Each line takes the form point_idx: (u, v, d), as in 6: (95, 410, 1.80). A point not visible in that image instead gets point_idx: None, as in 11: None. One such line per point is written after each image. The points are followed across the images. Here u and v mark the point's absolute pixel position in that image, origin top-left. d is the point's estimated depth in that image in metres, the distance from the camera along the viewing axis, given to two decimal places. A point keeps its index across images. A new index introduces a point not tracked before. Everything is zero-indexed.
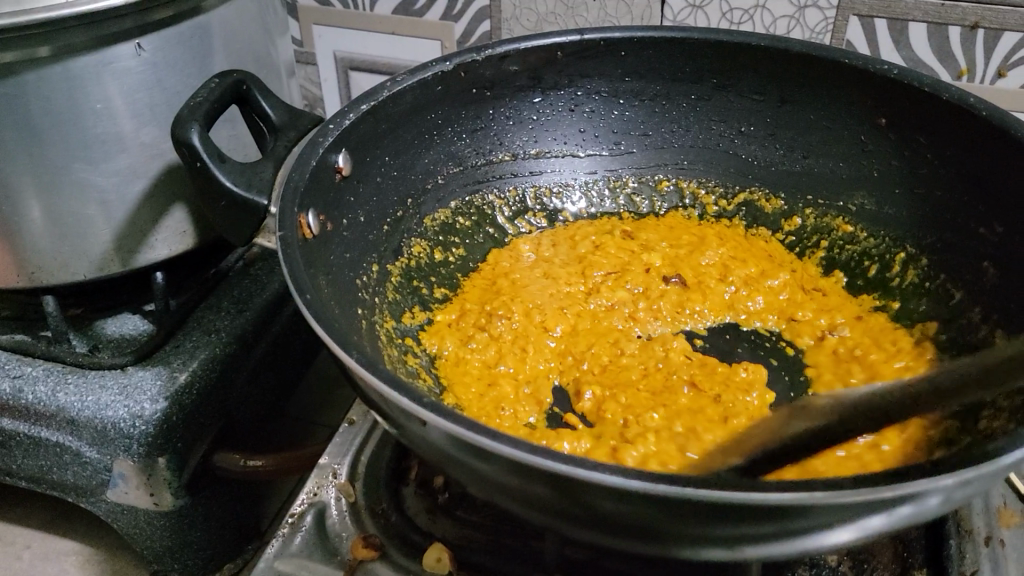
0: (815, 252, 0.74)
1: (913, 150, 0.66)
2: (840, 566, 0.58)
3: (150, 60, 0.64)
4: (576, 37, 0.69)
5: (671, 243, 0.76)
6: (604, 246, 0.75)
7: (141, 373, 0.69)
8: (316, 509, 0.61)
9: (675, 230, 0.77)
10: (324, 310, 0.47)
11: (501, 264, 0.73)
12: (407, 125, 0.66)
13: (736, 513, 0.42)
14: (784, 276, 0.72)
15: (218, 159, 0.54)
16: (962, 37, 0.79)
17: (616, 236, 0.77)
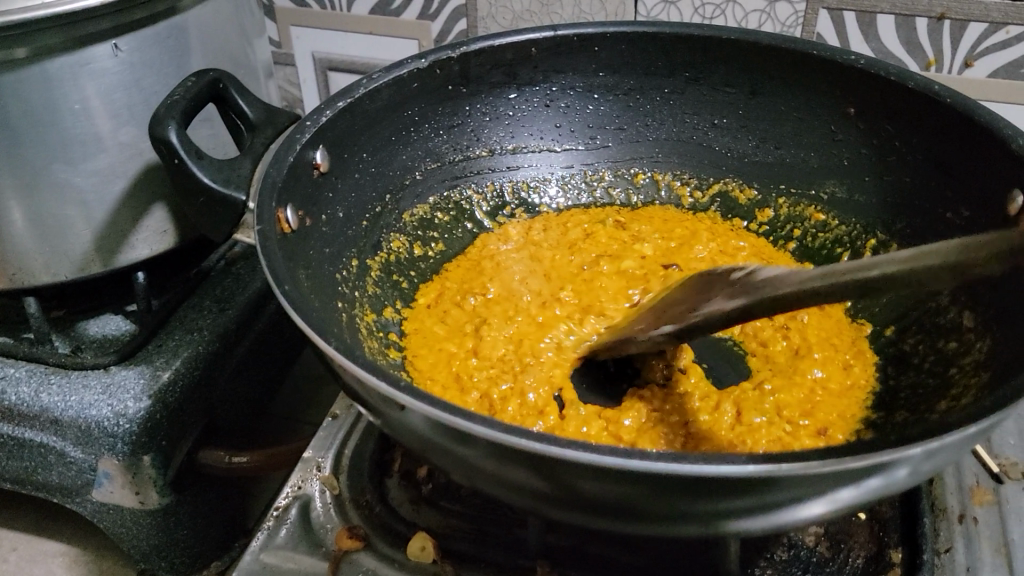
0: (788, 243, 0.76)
1: (882, 138, 0.68)
2: (818, 547, 0.60)
3: (127, 61, 0.65)
4: (549, 33, 0.70)
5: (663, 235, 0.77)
6: (588, 235, 0.77)
7: (124, 372, 0.69)
8: (300, 502, 0.61)
9: (655, 221, 0.79)
10: (303, 300, 0.48)
11: (489, 248, 0.75)
12: (384, 121, 0.67)
13: (710, 487, 0.44)
14: None
15: (196, 156, 0.55)
16: (929, 28, 0.80)
17: (608, 225, 0.78)
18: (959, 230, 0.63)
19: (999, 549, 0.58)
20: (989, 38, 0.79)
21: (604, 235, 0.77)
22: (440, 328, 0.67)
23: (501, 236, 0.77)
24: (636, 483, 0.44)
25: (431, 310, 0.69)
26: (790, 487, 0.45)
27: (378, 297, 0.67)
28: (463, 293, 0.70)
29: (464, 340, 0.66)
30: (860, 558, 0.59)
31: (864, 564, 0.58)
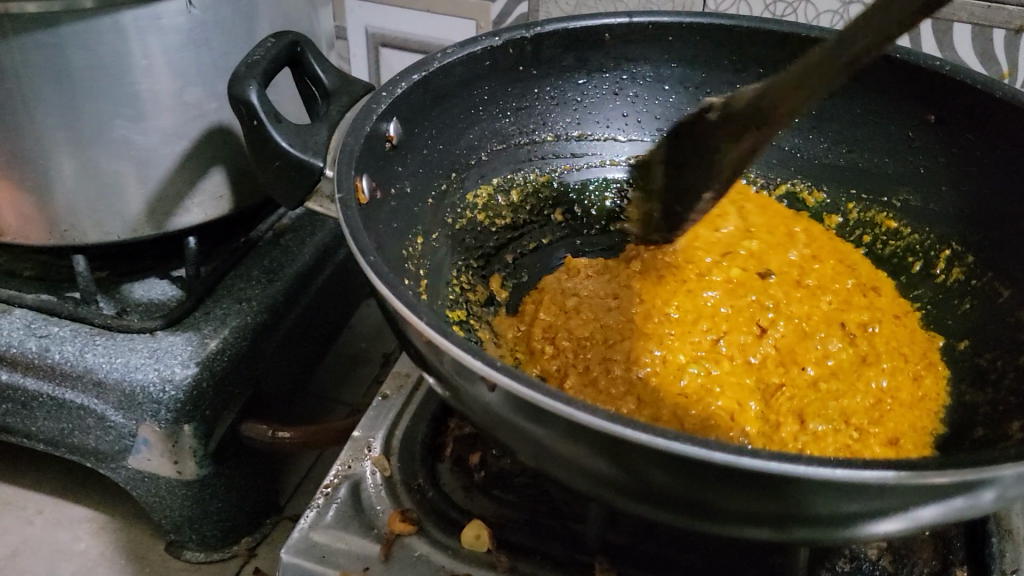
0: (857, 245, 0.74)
1: (962, 147, 0.66)
2: (881, 560, 0.58)
3: (198, 19, 0.63)
4: (625, 19, 0.68)
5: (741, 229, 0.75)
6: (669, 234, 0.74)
7: (171, 338, 0.68)
8: (351, 482, 0.60)
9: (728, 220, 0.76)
10: (387, 272, 0.46)
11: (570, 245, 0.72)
12: (455, 97, 0.65)
13: (798, 490, 0.43)
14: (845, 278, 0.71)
15: (274, 119, 0.53)
16: (1006, 40, 0.79)
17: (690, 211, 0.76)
18: None
19: None
20: None
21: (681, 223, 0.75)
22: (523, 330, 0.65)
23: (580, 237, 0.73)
24: (726, 480, 0.43)
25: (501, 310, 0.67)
26: (883, 497, 0.43)
27: (438, 277, 0.66)
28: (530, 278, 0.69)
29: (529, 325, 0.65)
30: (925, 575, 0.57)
31: None
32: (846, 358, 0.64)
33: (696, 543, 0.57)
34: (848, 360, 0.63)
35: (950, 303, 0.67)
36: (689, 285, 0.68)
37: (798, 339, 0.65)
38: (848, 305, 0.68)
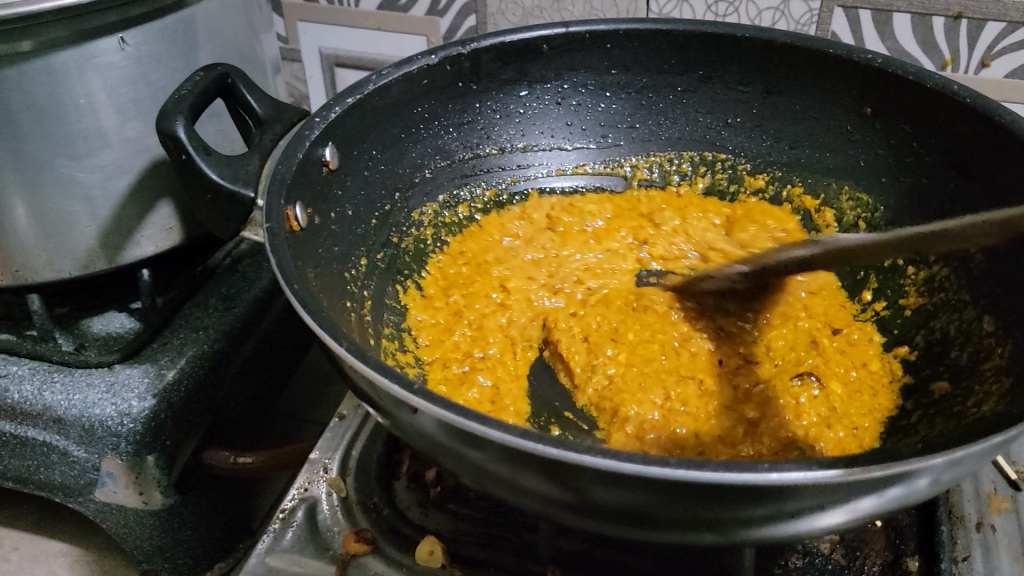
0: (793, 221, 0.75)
1: (900, 139, 0.66)
2: (833, 554, 0.58)
3: (134, 55, 0.64)
4: (561, 29, 0.68)
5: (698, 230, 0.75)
6: (640, 233, 0.75)
7: (128, 371, 0.68)
8: (307, 505, 0.60)
9: (691, 219, 0.77)
10: (312, 300, 0.46)
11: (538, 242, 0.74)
12: (393, 118, 0.66)
13: (724, 493, 0.43)
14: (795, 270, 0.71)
15: (204, 152, 0.54)
16: (946, 27, 0.79)
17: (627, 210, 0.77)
18: None
19: (1017, 557, 0.57)
20: (1007, 38, 0.78)
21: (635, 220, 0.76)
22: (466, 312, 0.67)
23: (555, 238, 0.75)
24: (652, 490, 0.43)
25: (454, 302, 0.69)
26: (812, 494, 0.43)
27: (391, 298, 0.66)
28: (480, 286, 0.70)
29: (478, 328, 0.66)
30: (876, 566, 0.57)
31: (880, 572, 0.57)
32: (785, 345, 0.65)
33: (648, 547, 0.58)
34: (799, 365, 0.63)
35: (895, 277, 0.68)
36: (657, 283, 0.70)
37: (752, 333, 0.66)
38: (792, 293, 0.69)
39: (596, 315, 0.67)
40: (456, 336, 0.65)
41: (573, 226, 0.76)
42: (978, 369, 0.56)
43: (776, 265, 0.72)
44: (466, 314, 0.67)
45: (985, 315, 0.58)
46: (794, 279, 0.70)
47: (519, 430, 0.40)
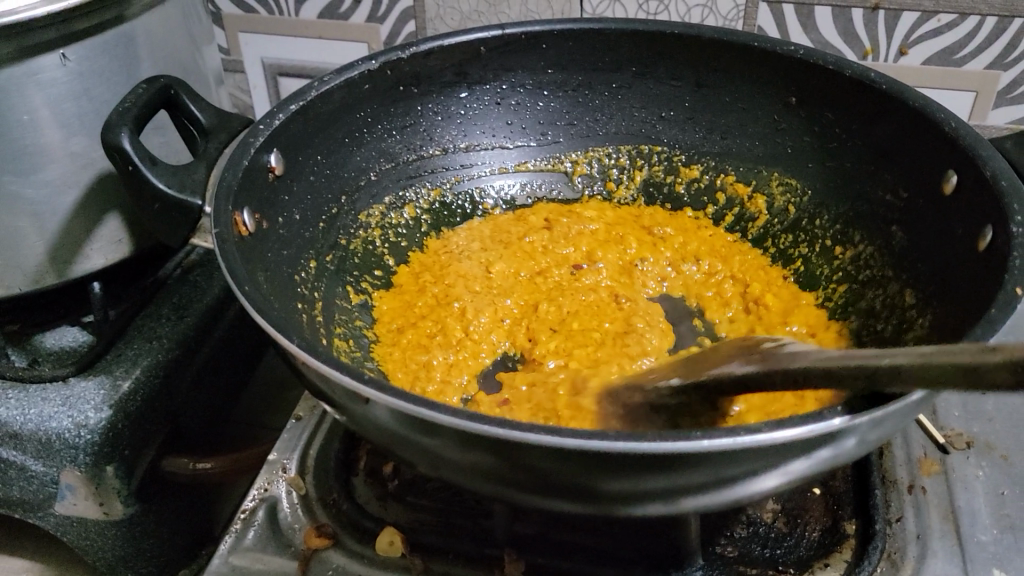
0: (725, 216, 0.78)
1: (823, 126, 0.69)
2: (775, 523, 0.61)
3: (75, 70, 0.64)
4: (498, 32, 0.70)
5: (673, 228, 0.77)
6: (610, 230, 0.77)
7: (83, 384, 0.69)
8: (267, 504, 0.62)
9: (651, 214, 0.79)
10: (263, 300, 0.48)
11: (506, 233, 0.77)
12: (336, 123, 0.67)
13: (666, 463, 0.45)
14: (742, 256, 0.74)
15: (149, 162, 0.55)
16: (865, 18, 0.83)
17: (570, 212, 0.79)
18: (899, 211, 0.64)
19: (947, 515, 0.60)
20: (922, 26, 0.82)
21: (591, 212, 0.79)
22: (427, 291, 0.70)
23: (526, 229, 0.77)
24: (601, 465, 0.45)
25: (409, 298, 0.70)
26: (749, 459, 0.46)
27: (342, 299, 0.67)
28: (435, 283, 0.71)
29: (437, 318, 0.67)
30: (816, 531, 0.60)
31: (819, 537, 0.60)
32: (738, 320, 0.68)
33: (599, 525, 0.60)
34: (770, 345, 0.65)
35: (825, 255, 0.71)
36: (610, 270, 0.73)
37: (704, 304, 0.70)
38: (742, 276, 0.72)
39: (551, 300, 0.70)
40: (413, 327, 0.66)
41: (544, 219, 0.79)
42: (902, 339, 0.59)
43: (738, 254, 0.75)
44: (445, 313, 0.68)
45: (907, 288, 0.61)
46: (752, 265, 0.73)
47: (467, 413, 0.42)
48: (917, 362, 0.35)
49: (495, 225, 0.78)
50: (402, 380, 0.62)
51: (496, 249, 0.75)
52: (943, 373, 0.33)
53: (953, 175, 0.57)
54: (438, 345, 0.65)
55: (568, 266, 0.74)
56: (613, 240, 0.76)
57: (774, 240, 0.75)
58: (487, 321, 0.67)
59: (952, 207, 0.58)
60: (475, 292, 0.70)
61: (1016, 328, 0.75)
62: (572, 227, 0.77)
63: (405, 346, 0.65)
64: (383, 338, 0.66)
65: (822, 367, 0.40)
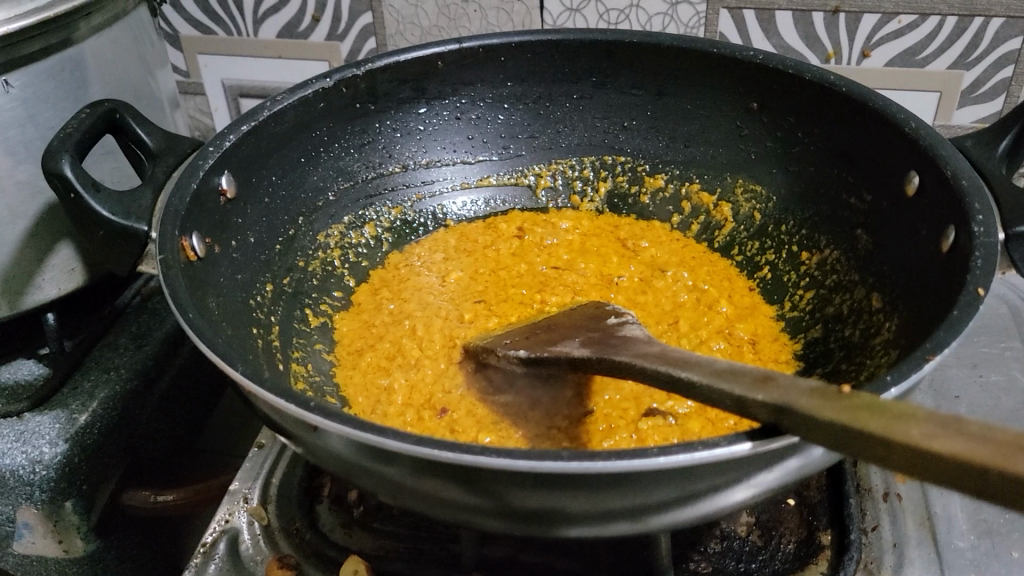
0: (691, 224, 0.77)
1: (786, 131, 0.68)
2: (750, 536, 0.60)
3: (19, 97, 0.63)
4: (455, 46, 0.69)
5: (651, 242, 0.76)
6: (585, 241, 0.76)
7: (38, 419, 0.66)
8: (228, 536, 0.60)
9: (617, 224, 0.78)
10: (207, 327, 0.46)
11: (472, 242, 0.76)
12: (291, 143, 0.66)
13: (625, 481, 0.44)
14: (707, 266, 0.73)
15: (92, 188, 0.53)
16: (826, 21, 0.83)
17: (537, 220, 0.78)
18: (863, 215, 0.63)
19: (923, 522, 0.58)
20: (883, 28, 0.82)
21: (555, 221, 0.78)
22: (384, 308, 0.69)
23: (494, 237, 0.77)
24: (562, 485, 0.44)
25: (370, 317, 0.68)
26: (719, 471, 0.44)
27: (299, 322, 0.65)
28: (395, 299, 0.70)
29: (397, 335, 0.65)
30: (791, 543, 0.59)
31: (795, 549, 0.59)
32: (702, 322, 0.67)
33: (569, 546, 0.59)
34: (726, 347, 0.64)
35: (792, 263, 0.70)
36: (576, 274, 0.72)
37: (665, 308, 0.69)
38: (708, 281, 0.71)
39: (508, 301, 0.69)
40: (373, 348, 0.65)
41: (517, 227, 0.78)
42: (870, 344, 0.57)
43: (706, 265, 0.73)
44: (406, 327, 0.66)
45: (874, 291, 0.60)
46: (717, 273, 0.72)
47: (415, 439, 0.40)
48: (706, 380, 0.41)
49: (462, 234, 0.77)
50: (363, 405, 0.60)
51: (459, 259, 0.75)
52: (727, 392, 0.39)
53: (915, 176, 0.57)
54: (399, 363, 0.63)
55: (537, 268, 0.73)
56: (587, 250, 0.75)
57: (743, 246, 0.74)
58: (446, 328, 0.66)
59: (916, 208, 0.57)
60: (436, 304, 0.68)
61: (989, 329, 0.74)
62: (546, 238, 0.77)
63: (364, 366, 0.63)
64: (342, 360, 0.65)
65: (790, 417, 0.36)
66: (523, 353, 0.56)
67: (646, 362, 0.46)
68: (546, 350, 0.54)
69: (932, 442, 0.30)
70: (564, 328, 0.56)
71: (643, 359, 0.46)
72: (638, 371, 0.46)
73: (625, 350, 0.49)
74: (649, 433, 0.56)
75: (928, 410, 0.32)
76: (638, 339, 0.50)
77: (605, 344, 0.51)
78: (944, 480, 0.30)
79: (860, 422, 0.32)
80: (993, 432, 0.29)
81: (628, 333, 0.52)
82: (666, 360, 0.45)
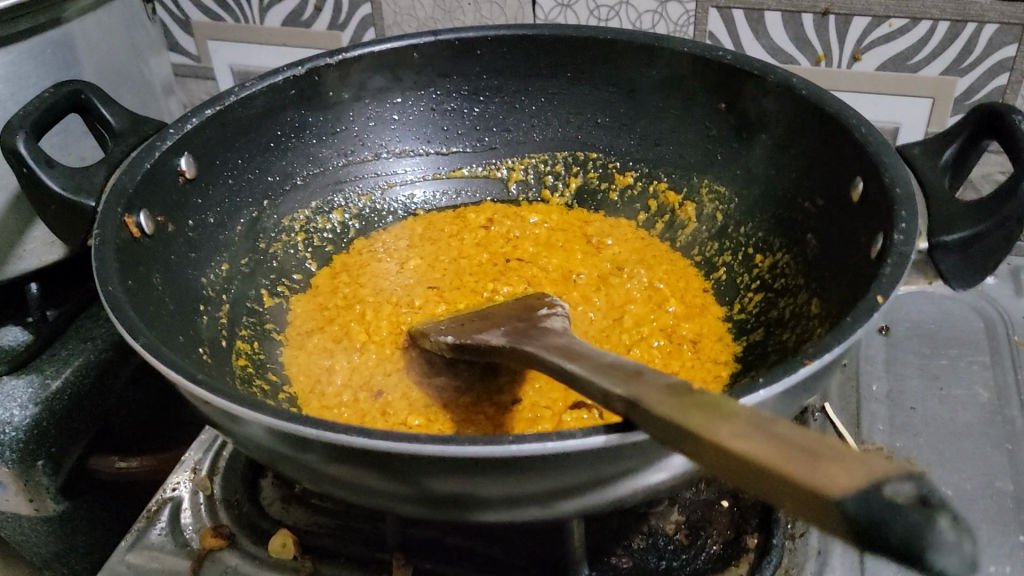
0: (657, 222, 0.77)
1: (750, 132, 0.68)
2: (676, 535, 0.60)
3: (1, 75, 0.66)
4: (430, 38, 0.71)
5: (615, 239, 0.76)
6: (552, 235, 0.77)
7: (13, 382, 0.69)
8: (172, 504, 0.63)
9: (581, 220, 0.79)
10: (125, 300, 0.48)
11: (439, 230, 0.78)
12: (259, 129, 0.68)
13: (511, 468, 0.44)
14: (664, 265, 0.73)
15: (46, 164, 0.56)
16: (815, 23, 0.82)
17: (509, 212, 0.80)
18: (814, 219, 0.62)
19: None
20: (873, 33, 0.81)
21: (528, 212, 0.80)
22: (338, 292, 0.71)
23: (462, 226, 0.78)
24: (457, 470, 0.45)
25: (323, 299, 0.70)
26: (608, 463, 0.45)
27: (252, 302, 0.67)
28: (354, 284, 0.72)
29: (348, 320, 0.67)
30: (717, 544, 0.59)
31: (720, 549, 0.58)
32: (646, 319, 0.67)
33: (494, 534, 0.60)
34: (663, 346, 0.64)
35: (747, 266, 0.69)
36: (536, 268, 0.73)
37: (615, 304, 0.69)
38: (666, 281, 0.71)
39: (461, 289, 0.71)
40: (322, 331, 0.66)
41: (486, 218, 0.79)
42: (801, 350, 0.57)
43: (666, 264, 0.73)
44: (360, 311, 0.68)
45: (813, 297, 0.59)
46: (674, 272, 0.72)
47: (284, 415, 0.42)
48: (584, 373, 0.42)
49: (428, 222, 0.79)
50: (303, 384, 0.62)
51: (422, 248, 0.76)
52: (596, 386, 0.40)
53: (859, 182, 0.56)
54: (344, 347, 0.65)
55: (501, 259, 0.75)
56: (555, 244, 0.76)
57: (705, 245, 0.74)
58: (392, 315, 0.67)
59: (858, 214, 0.56)
60: (391, 291, 0.70)
61: (960, 344, 0.73)
62: (513, 231, 0.78)
63: (307, 347, 0.65)
64: (291, 339, 0.66)
65: (639, 411, 0.36)
66: (450, 339, 0.57)
67: (546, 353, 0.47)
68: (470, 337, 0.55)
69: (737, 442, 0.30)
70: (495, 317, 0.57)
71: (547, 351, 0.47)
72: (538, 362, 0.47)
73: (538, 340, 0.50)
74: (570, 425, 0.57)
75: (752, 410, 0.32)
76: (552, 330, 0.51)
77: (519, 334, 0.52)
78: (745, 480, 0.30)
79: (687, 419, 0.33)
80: (792, 436, 0.29)
81: (550, 324, 0.53)
82: (564, 352, 0.46)
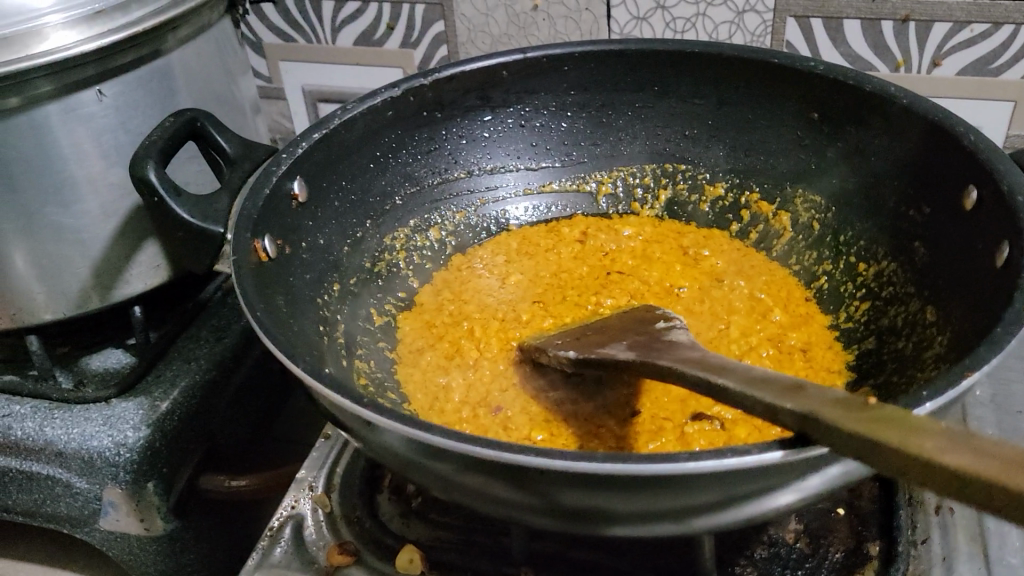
0: (750, 232, 0.78)
1: (845, 140, 0.68)
2: (797, 544, 0.61)
3: (112, 105, 0.67)
4: (520, 56, 0.72)
5: (711, 249, 0.77)
6: (648, 247, 0.79)
7: (123, 404, 0.72)
8: (294, 522, 0.63)
9: (675, 231, 0.80)
10: (272, 325, 0.49)
11: (534, 245, 0.80)
12: (360, 150, 0.69)
13: (664, 481, 0.45)
14: (762, 275, 0.74)
15: (174, 192, 0.58)
16: (895, 30, 0.82)
17: (602, 225, 0.81)
18: (920, 227, 0.63)
19: (974, 538, 0.57)
20: (954, 38, 0.81)
21: (617, 224, 0.81)
22: (444, 309, 0.73)
23: (557, 241, 0.80)
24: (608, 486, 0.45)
25: (430, 316, 0.72)
26: (758, 477, 0.45)
27: (364, 321, 0.68)
28: (457, 301, 0.74)
29: (457, 338, 0.69)
30: (839, 552, 0.59)
31: (843, 557, 0.59)
32: (753, 330, 0.68)
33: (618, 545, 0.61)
34: (773, 356, 0.66)
35: (848, 275, 0.70)
36: (634, 282, 0.75)
37: (718, 313, 0.71)
38: (765, 291, 0.72)
39: (564, 302, 0.73)
40: (434, 349, 0.68)
41: (580, 232, 0.81)
42: (921, 358, 0.57)
43: (764, 274, 0.75)
44: (470, 327, 0.70)
45: (929, 304, 0.59)
46: (773, 282, 0.73)
47: (448, 434, 0.42)
48: (739, 387, 0.42)
49: (524, 237, 0.81)
50: (422, 401, 0.63)
51: (520, 263, 0.78)
52: (757, 399, 0.40)
53: (973, 191, 0.56)
54: (457, 365, 0.66)
55: (597, 274, 0.76)
56: (650, 256, 0.77)
57: (801, 254, 0.75)
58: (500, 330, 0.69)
59: (974, 223, 0.56)
60: (495, 308, 0.72)
61: None
62: (608, 244, 0.80)
63: (422, 364, 0.67)
64: (404, 357, 0.68)
65: (813, 424, 0.37)
66: (572, 354, 0.58)
67: (684, 367, 0.47)
68: (593, 351, 0.56)
69: (944, 455, 0.31)
70: (612, 330, 0.58)
71: (683, 363, 0.48)
72: (677, 376, 0.48)
73: (668, 355, 0.50)
74: (695, 437, 0.57)
75: (942, 425, 0.33)
76: (681, 343, 0.52)
77: (647, 347, 0.53)
78: (952, 492, 0.31)
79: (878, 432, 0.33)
80: (1007, 452, 0.30)
81: (674, 337, 0.53)
82: (703, 365, 0.47)
